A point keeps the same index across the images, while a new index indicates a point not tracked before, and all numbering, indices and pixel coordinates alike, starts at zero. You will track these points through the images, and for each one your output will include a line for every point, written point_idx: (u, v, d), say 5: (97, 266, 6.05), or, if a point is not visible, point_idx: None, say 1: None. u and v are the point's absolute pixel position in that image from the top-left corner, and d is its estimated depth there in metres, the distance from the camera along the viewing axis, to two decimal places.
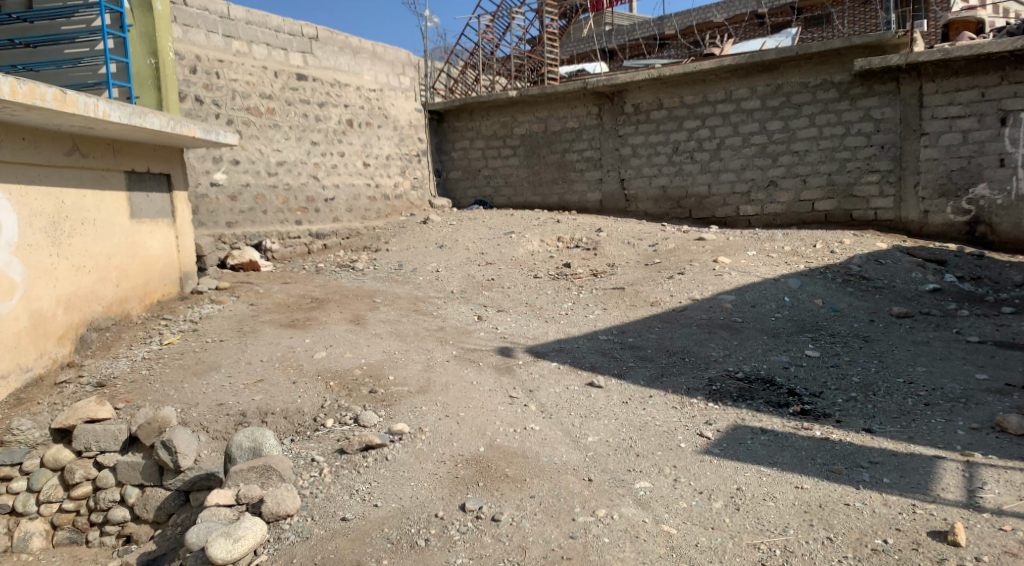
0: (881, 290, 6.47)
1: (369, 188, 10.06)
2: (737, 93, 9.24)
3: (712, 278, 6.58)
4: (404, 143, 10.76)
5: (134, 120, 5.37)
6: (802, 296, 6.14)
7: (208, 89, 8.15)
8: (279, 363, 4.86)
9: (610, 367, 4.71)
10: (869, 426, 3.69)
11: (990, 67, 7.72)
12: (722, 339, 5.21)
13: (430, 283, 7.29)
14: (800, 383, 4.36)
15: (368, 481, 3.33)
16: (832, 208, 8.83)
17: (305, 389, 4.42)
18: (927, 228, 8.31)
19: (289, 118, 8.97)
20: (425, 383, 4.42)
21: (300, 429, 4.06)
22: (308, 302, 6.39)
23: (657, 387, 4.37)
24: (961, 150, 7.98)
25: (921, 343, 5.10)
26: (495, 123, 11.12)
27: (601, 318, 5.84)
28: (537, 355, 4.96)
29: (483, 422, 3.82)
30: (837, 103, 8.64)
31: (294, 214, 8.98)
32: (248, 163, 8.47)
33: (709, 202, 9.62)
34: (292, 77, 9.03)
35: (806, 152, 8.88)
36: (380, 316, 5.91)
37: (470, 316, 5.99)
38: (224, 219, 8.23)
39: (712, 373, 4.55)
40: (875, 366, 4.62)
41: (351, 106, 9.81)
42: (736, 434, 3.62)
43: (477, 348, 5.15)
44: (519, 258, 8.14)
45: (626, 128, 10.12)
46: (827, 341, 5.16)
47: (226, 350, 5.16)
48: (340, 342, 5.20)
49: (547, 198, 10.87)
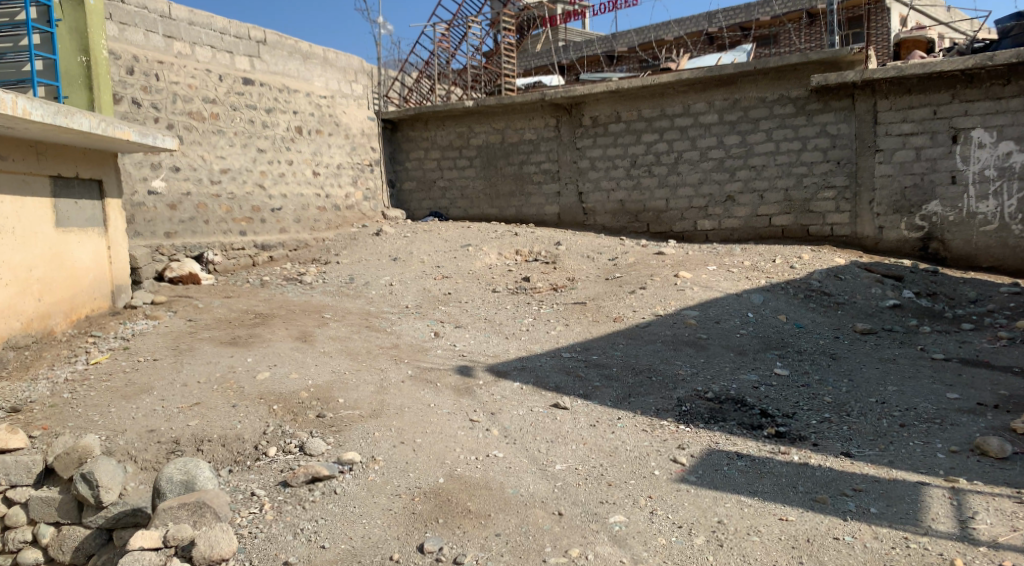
0: (842, 306, 6.43)
1: (319, 198, 9.67)
2: (695, 107, 9.20)
3: (675, 293, 6.43)
4: (356, 152, 10.41)
5: (59, 120, 4.92)
6: (766, 312, 6.03)
7: (147, 91, 7.68)
8: (218, 384, 4.46)
9: (574, 388, 4.47)
10: (848, 450, 3.53)
11: (942, 85, 7.83)
12: (688, 356, 5.04)
13: (384, 297, 6.96)
14: (772, 403, 4.19)
15: (315, 518, 2.99)
16: (789, 223, 8.83)
17: (246, 413, 4.05)
18: (882, 243, 8.37)
19: (234, 124, 8.53)
20: (378, 406, 4.11)
21: (239, 458, 3.69)
22: (252, 318, 5.99)
23: (625, 408, 4.14)
24: (914, 167, 8.07)
25: (887, 361, 5.02)
26: (451, 134, 10.85)
27: (564, 335, 5.61)
28: (498, 374, 4.69)
29: (441, 449, 3.53)
30: (793, 118, 8.67)
31: (238, 224, 8.53)
32: (189, 170, 8.02)
33: (667, 216, 9.54)
34: (238, 81, 8.61)
35: (763, 167, 8.87)
36: (330, 333, 5.56)
37: (426, 333, 5.69)
38: (163, 229, 7.75)
39: (681, 393, 4.35)
40: (845, 386, 4.49)
41: (301, 113, 9.43)
42: (712, 459, 3.42)
43: (434, 367, 4.84)
44: (476, 271, 7.87)
45: (583, 141, 9.98)
46: (795, 358, 5.04)
47: (160, 370, 4.73)
48: (285, 362, 4.84)
49: (504, 211, 10.65)
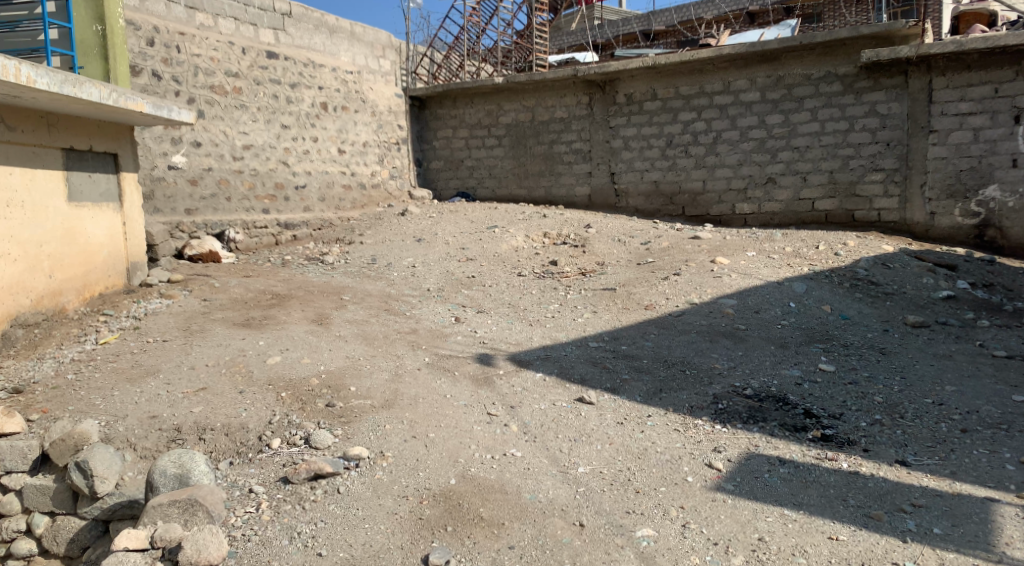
0: (891, 296, 6.01)
1: (344, 176, 9.44)
2: (736, 85, 8.73)
3: (711, 280, 6.06)
4: (383, 129, 10.15)
5: (67, 89, 4.72)
6: (809, 302, 5.65)
7: (168, 63, 7.48)
8: (226, 368, 4.27)
9: (602, 381, 4.17)
10: (904, 458, 3.18)
11: (1005, 60, 7.27)
12: (725, 349, 4.70)
13: (405, 279, 6.71)
14: (817, 402, 3.85)
15: (314, 521, 2.77)
16: (833, 207, 8.37)
17: (253, 401, 3.86)
18: (933, 230, 7.86)
19: (257, 99, 8.33)
20: (391, 396, 3.87)
21: (242, 450, 3.47)
22: (269, 299, 5.79)
23: (656, 405, 3.83)
24: (971, 148, 7.53)
25: (943, 358, 4.62)
26: (480, 111, 10.52)
27: (592, 323, 5.31)
28: (520, 364, 4.41)
29: (455, 446, 3.28)
30: (841, 97, 8.17)
31: (261, 202, 8.35)
32: (211, 146, 7.84)
33: (703, 199, 9.12)
34: (262, 54, 8.39)
35: (807, 148, 8.40)
36: (347, 316, 5.33)
37: (447, 318, 5.43)
38: (183, 206, 7.59)
39: (717, 389, 4.03)
40: (898, 384, 4.11)
41: (327, 88, 9.19)
42: (751, 465, 3.11)
43: (453, 355, 4.58)
44: (502, 254, 7.59)
45: (617, 119, 9.57)
46: (841, 353, 4.66)
47: (169, 352, 4.55)
48: (298, 346, 4.62)
49: (533, 192, 10.33)
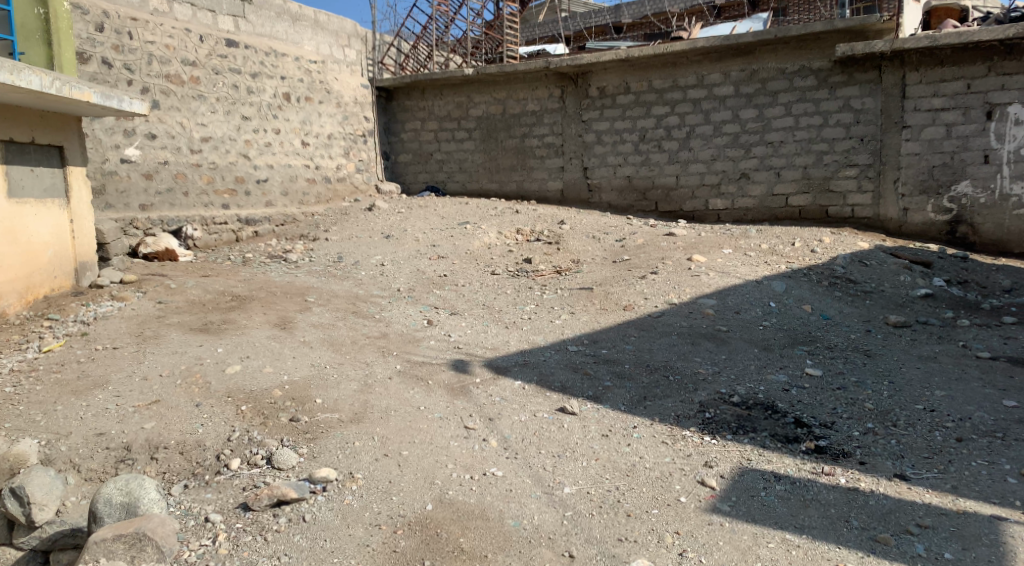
0: (870, 295, 5.93)
1: (308, 169, 9.09)
2: (709, 78, 8.60)
3: (689, 279, 5.92)
4: (348, 121, 9.81)
5: (2, 76, 4.33)
6: (789, 302, 5.54)
7: (119, 50, 7.05)
8: (182, 379, 3.97)
9: (583, 388, 3.97)
10: (902, 471, 3.05)
11: (978, 56, 7.25)
12: (707, 352, 4.54)
13: (374, 279, 6.43)
14: (806, 410, 3.71)
15: (278, 555, 2.54)
16: (807, 203, 8.30)
17: (211, 415, 3.58)
18: (906, 227, 7.84)
19: (216, 89, 7.93)
20: (360, 409, 3.62)
21: (197, 471, 3.18)
22: (229, 301, 5.47)
23: (641, 414, 3.65)
24: (944, 144, 7.51)
25: (928, 360, 4.53)
26: (450, 103, 10.24)
27: (570, 325, 5.11)
28: (497, 371, 4.19)
29: (430, 465, 3.06)
30: (815, 91, 8.09)
31: (220, 197, 7.98)
32: (166, 138, 7.44)
33: (676, 195, 8.99)
34: (221, 42, 7.99)
35: (781, 143, 8.31)
36: (312, 320, 5.04)
37: (418, 320, 5.18)
38: (137, 201, 7.18)
39: (702, 397, 3.86)
40: (886, 389, 3.99)
41: (289, 78, 8.82)
42: (746, 482, 2.96)
43: (425, 361, 4.34)
44: (474, 251, 7.35)
45: (590, 113, 9.38)
46: (826, 355, 4.54)
47: (119, 361, 4.21)
48: (259, 353, 4.34)
49: (504, 186, 10.10)
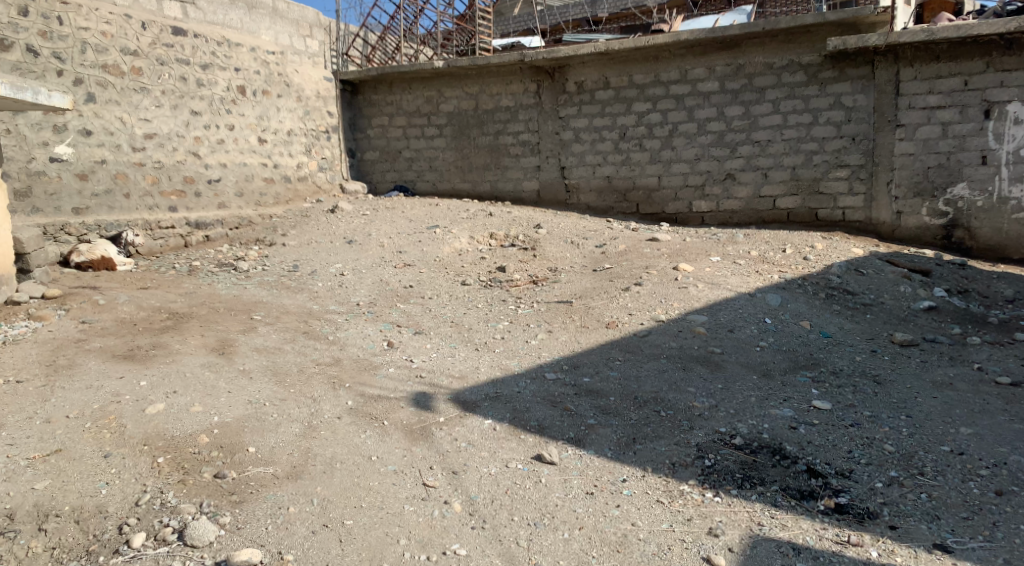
0: (870, 308, 5.49)
1: (265, 168, 8.44)
2: (693, 73, 8.12)
3: (677, 291, 5.42)
4: (310, 116, 9.16)
5: None
6: (786, 317, 5.07)
7: (47, 37, 6.34)
8: (93, 422, 3.35)
9: (563, 428, 3.45)
10: (942, 541, 2.65)
11: (976, 51, 6.84)
12: (701, 380, 4.05)
13: (331, 291, 5.84)
14: (818, 454, 3.24)
15: None
16: (796, 206, 7.86)
17: (120, 470, 2.99)
18: (900, 231, 7.44)
19: (162, 81, 7.26)
20: (300, 461, 3.08)
21: (93, 548, 2.59)
22: (164, 320, 4.84)
23: (630, 463, 3.16)
24: (940, 145, 7.11)
25: (943, 386, 4.08)
26: (419, 98, 9.63)
27: (547, 346, 4.58)
28: (465, 408, 3.64)
29: (378, 542, 2.59)
30: (804, 88, 7.64)
31: (167, 199, 7.31)
32: (104, 134, 6.76)
33: (658, 196, 8.52)
34: (166, 30, 7.32)
35: (769, 142, 7.86)
36: (255, 344, 4.44)
37: (377, 342, 4.61)
38: (70, 205, 6.50)
39: (698, 438, 3.37)
40: (904, 425, 3.53)
41: (244, 70, 8.16)
42: (762, 559, 2.56)
43: (383, 395, 3.77)
44: (444, 258, 6.79)
45: (567, 109, 8.85)
46: (831, 383, 4.07)
47: (20, 399, 3.57)
48: (189, 388, 3.73)
49: (477, 186, 9.54)
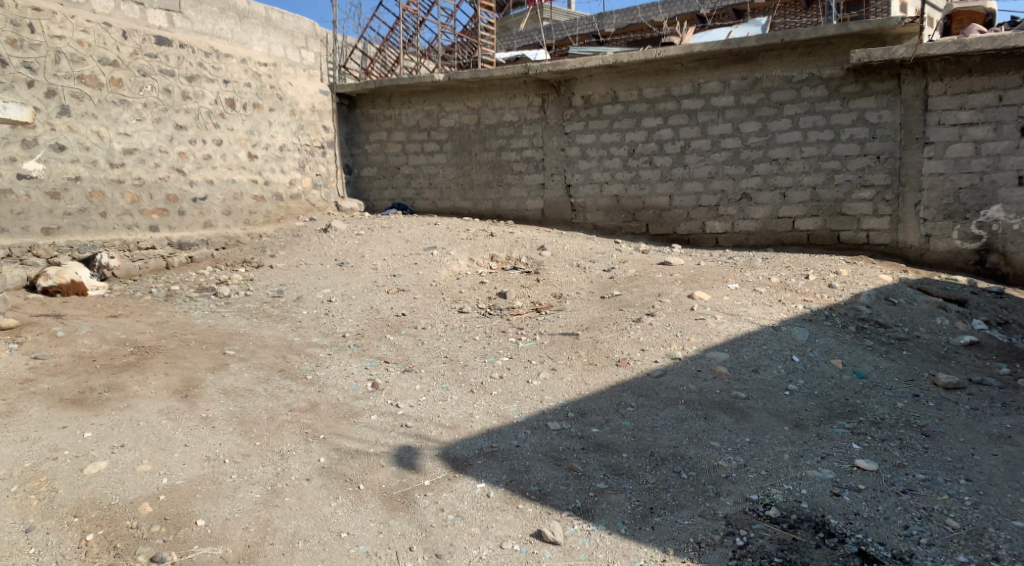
0: (907, 344, 4.98)
1: (255, 185, 8.00)
2: (707, 87, 7.67)
3: (694, 324, 4.93)
4: (304, 131, 8.73)
5: None
6: (815, 355, 4.58)
7: (17, 46, 5.94)
8: (18, 486, 2.88)
9: (570, 495, 2.96)
10: None
11: (1012, 64, 6.38)
12: (726, 432, 3.55)
13: (317, 321, 5.37)
14: (869, 530, 2.74)
15: None
16: (816, 227, 7.37)
17: (40, 550, 2.55)
18: (929, 255, 6.94)
19: (144, 93, 6.86)
20: (255, 539, 2.63)
21: None
22: (127, 355, 4.37)
23: (648, 542, 2.68)
24: (972, 164, 6.63)
25: (1003, 441, 3.57)
26: (418, 113, 9.20)
27: (550, 389, 4.08)
28: (455, 467, 3.15)
29: None
30: (825, 102, 7.18)
31: (148, 218, 6.87)
32: (79, 150, 6.35)
33: (670, 216, 8.05)
34: (149, 40, 6.92)
35: (787, 160, 7.39)
36: (224, 385, 3.96)
37: (361, 383, 4.12)
38: (40, 224, 6.08)
39: (727, 508, 2.87)
40: (966, 491, 3.04)
41: (234, 82, 7.75)
42: None
43: (361, 450, 3.28)
44: (441, 283, 6.32)
45: (573, 124, 8.41)
46: (874, 435, 3.57)
47: None
48: (139, 441, 3.24)
49: (478, 205, 9.09)
